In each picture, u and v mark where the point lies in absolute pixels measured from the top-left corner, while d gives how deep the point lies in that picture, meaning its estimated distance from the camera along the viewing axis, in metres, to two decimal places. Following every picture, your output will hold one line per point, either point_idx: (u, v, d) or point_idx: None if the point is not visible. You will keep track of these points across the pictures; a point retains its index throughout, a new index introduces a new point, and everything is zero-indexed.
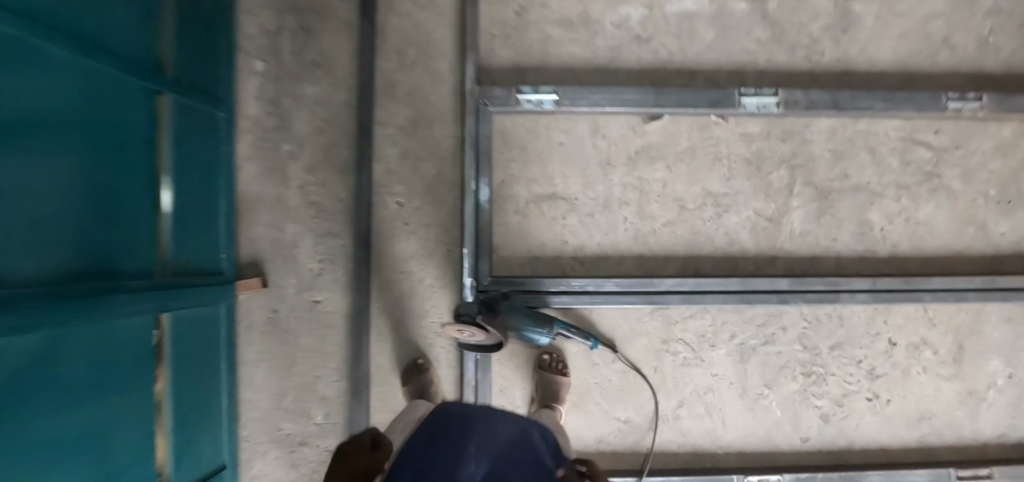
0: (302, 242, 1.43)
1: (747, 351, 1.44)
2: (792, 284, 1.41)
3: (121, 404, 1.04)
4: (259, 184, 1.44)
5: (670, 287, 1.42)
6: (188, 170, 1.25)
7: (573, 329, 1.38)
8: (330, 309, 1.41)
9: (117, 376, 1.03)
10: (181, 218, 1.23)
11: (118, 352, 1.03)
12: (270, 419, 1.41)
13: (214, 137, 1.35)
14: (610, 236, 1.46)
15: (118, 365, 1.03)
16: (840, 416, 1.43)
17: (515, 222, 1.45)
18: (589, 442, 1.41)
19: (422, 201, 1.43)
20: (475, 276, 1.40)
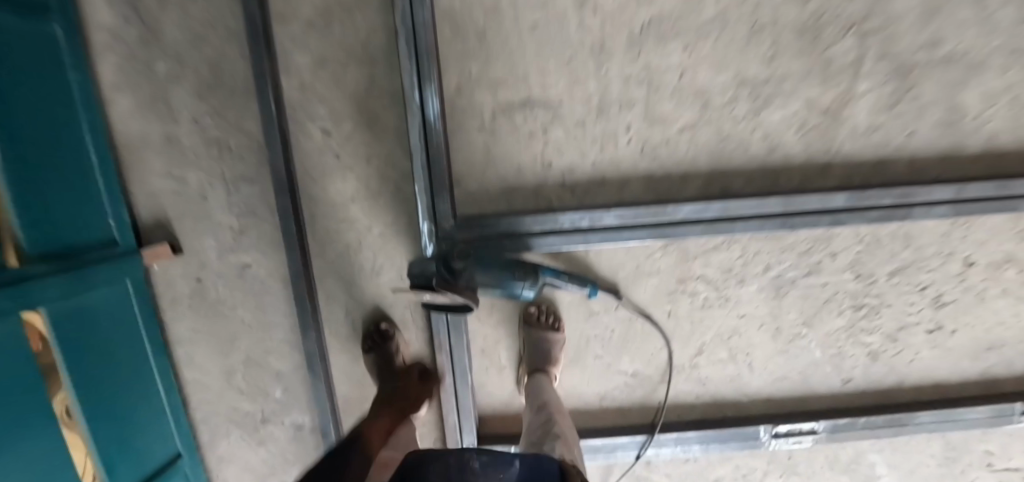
0: (211, 192, 1.10)
1: (783, 284, 1.16)
2: (847, 201, 1.10)
3: (3, 431, 0.88)
4: (139, 122, 1.08)
5: (686, 216, 1.10)
6: (27, 118, 0.95)
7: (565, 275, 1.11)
8: (263, 273, 1.14)
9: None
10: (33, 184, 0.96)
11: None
12: (222, 399, 1.20)
13: (49, 63, 0.98)
14: (609, 151, 1.11)
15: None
16: (890, 352, 1.20)
17: (481, 144, 1.10)
18: (591, 399, 1.20)
19: (355, 126, 1.07)
20: (434, 219, 1.10)
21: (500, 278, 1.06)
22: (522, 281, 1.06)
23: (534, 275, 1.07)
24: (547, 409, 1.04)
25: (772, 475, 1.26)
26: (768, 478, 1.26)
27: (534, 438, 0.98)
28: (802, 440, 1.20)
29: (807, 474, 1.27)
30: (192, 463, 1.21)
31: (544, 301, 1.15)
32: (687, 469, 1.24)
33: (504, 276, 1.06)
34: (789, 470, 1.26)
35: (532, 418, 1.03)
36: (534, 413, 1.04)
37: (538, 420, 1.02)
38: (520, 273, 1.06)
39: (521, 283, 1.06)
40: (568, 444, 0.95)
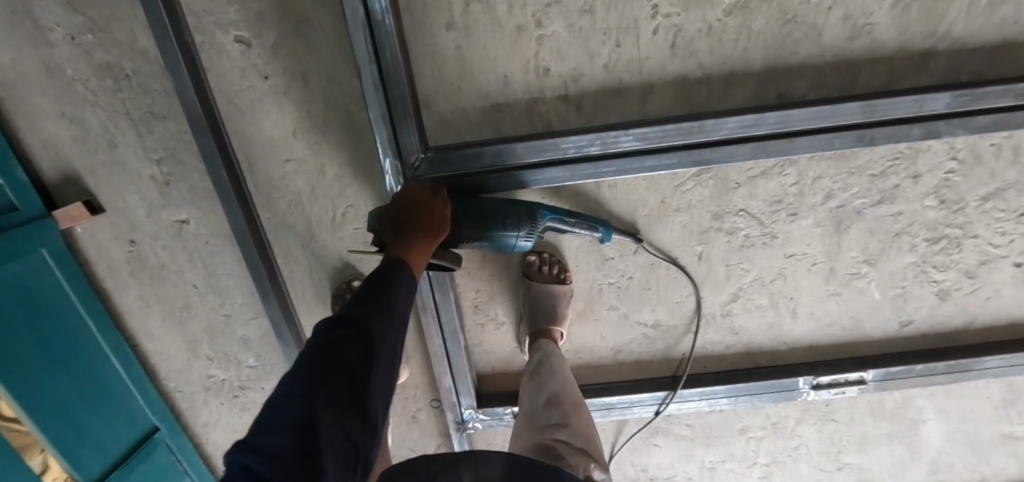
0: (119, 137, 0.86)
1: (847, 216, 0.92)
2: (949, 105, 0.81)
3: None
4: (3, 47, 0.79)
5: (729, 134, 0.82)
6: None
7: (572, 217, 0.86)
8: (205, 230, 0.94)
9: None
10: None
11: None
12: (191, 366, 1.06)
13: None
14: (627, 47, 0.80)
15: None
16: (965, 291, 0.98)
17: (453, 48, 0.80)
18: (604, 354, 1.05)
19: (281, 34, 0.78)
20: (397, 154, 0.84)
21: (488, 229, 0.82)
22: (518, 228, 0.82)
23: (532, 217, 0.83)
24: (560, 404, 0.88)
25: (805, 422, 1.12)
26: (800, 426, 1.13)
27: (549, 443, 0.83)
28: (846, 391, 1.05)
29: (845, 420, 1.12)
30: (173, 435, 1.10)
31: (543, 252, 0.95)
32: (710, 420, 1.12)
33: (493, 224, 0.82)
34: (825, 417, 1.12)
35: (542, 415, 0.88)
36: (544, 407, 0.88)
37: (548, 418, 0.87)
38: (513, 220, 0.82)
39: (514, 233, 0.82)
40: (592, 455, 0.82)
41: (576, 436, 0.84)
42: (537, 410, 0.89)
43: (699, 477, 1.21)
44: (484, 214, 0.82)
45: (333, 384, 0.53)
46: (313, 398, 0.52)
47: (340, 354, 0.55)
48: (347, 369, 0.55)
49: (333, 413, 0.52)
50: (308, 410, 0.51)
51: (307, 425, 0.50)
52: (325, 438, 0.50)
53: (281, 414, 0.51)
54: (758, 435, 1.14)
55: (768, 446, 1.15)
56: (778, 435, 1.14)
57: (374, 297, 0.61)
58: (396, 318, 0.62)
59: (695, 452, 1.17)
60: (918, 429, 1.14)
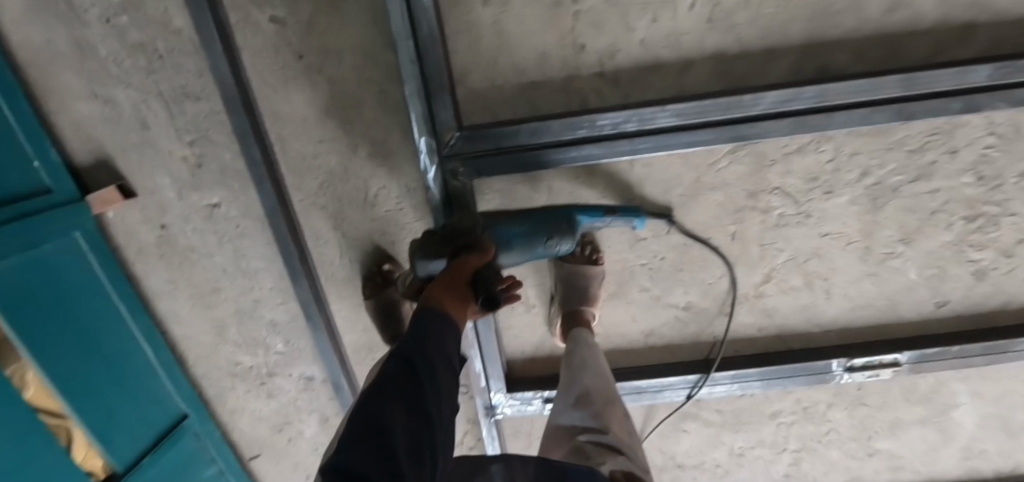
0: (152, 118, 0.86)
1: (883, 193, 0.91)
2: (990, 77, 0.80)
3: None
4: (39, 28, 0.79)
5: (767, 108, 0.81)
6: None
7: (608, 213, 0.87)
8: (235, 213, 0.93)
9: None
10: None
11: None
12: (218, 352, 1.06)
13: None
14: (665, 22, 0.79)
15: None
16: (1001, 270, 0.97)
17: (490, 24, 0.79)
18: (635, 337, 1.04)
19: (317, 11, 0.78)
20: (431, 131, 0.84)
21: (529, 244, 0.83)
22: (559, 241, 0.84)
23: (568, 232, 0.84)
24: (591, 402, 0.79)
25: (837, 407, 1.10)
26: (832, 411, 1.11)
27: (580, 445, 0.74)
28: (879, 373, 1.04)
29: (877, 405, 1.10)
30: (201, 421, 1.09)
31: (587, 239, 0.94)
32: (741, 405, 1.10)
33: (534, 237, 0.83)
34: (857, 402, 1.10)
35: (570, 415, 0.79)
36: (572, 407, 0.80)
37: (577, 419, 0.78)
38: (550, 231, 0.83)
39: (554, 245, 0.84)
40: (624, 453, 0.71)
41: (607, 434, 0.74)
42: (565, 410, 0.80)
43: (727, 464, 1.19)
44: (521, 231, 0.83)
45: (398, 397, 0.58)
46: (382, 406, 0.57)
47: (399, 369, 0.61)
48: (410, 384, 0.60)
49: (396, 417, 0.57)
50: (373, 414, 0.56)
51: (377, 427, 0.55)
52: (396, 440, 0.55)
53: (354, 420, 0.56)
54: (788, 420, 1.12)
55: (800, 432, 1.14)
56: (809, 420, 1.12)
57: (419, 327, 0.66)
58: (445, 345, 0.66)
59: (723, 438, 1.15)
60: (949, 413, 1.12)
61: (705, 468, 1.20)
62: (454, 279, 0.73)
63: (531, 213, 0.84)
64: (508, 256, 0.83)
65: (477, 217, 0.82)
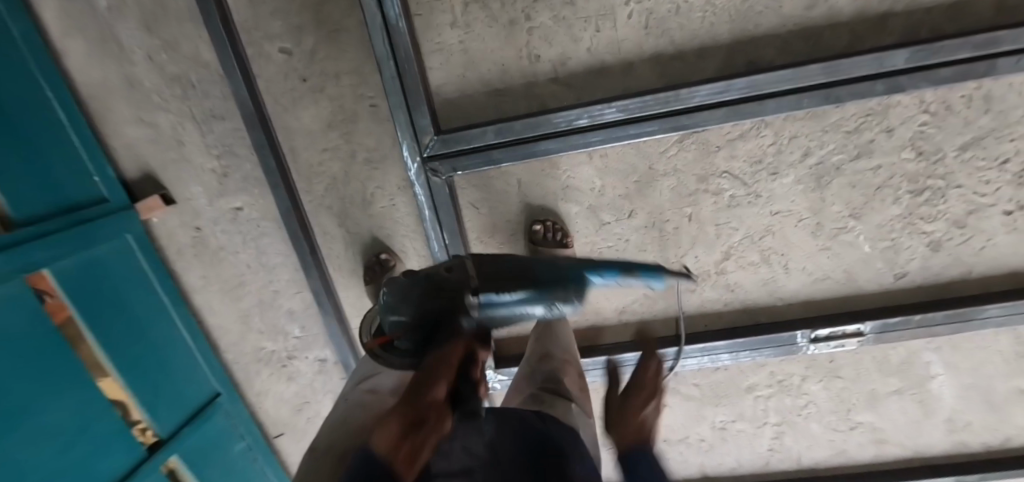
0: (187, 137, 1.04)
1: (827, 172, 0.99)
2: (909, 60, 0.88)
3: (75, 374, 0.97)
4: (97, 69, 0.99)
5: (703, 100, 0.92)
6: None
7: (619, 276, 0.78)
8: (256, 214, 1.09)
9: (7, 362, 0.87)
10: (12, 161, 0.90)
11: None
12: (246, 339, 1.21)
13: None
14: (607, 31, 0.92)
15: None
16: (956, 241, 1.03)
17: (458, 44, 0.94)
18: (610, 315, 1.15)
19: (315, 41, 0.95)
20: (414, 137, 0.98)
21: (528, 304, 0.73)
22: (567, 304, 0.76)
23: (576, 301, 0.76)
24: (551, 359, 0.90)
25: (812, 379, 1.17)
26: (806, 383, 1.17)
27: (537, 393, 0.82)
28: (844, 343, 1.10)
29: (851, 377, 1.16)
30: (232, 400, 1.24)
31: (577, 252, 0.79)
32: (717, 379, 1.18)
33: (531, 301, 0.73)
34: (830, 374, 1.16)
35: (534, 370, 0.89)
36: (536, 362, 0.90)
37: (540, 374, 0.87)
38: (553, 297, 0.74)
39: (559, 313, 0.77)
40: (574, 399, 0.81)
41: (560, 384, 0.85)
42: (530, 366, 0.90)
43: (712, 438, 1.26)
44: (519, 297, 0.72)
45: None
46: None
47: None
48: None
49: None
50: None
51: None
52: None
53: None
54: (765, 393, 1.19)
55: (777, 405, 1.20)
56: (786, 393, 1.19)
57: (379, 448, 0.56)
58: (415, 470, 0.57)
59: (704, 412, 1.23)
60: (926, 385, 1.16)
61: (691, 442, 1.28)
62: (450, 361, 0.65)
63: (540, 278, 0.74)
64: (499, 320, 0.73)
65: (471, 284, 0.71)
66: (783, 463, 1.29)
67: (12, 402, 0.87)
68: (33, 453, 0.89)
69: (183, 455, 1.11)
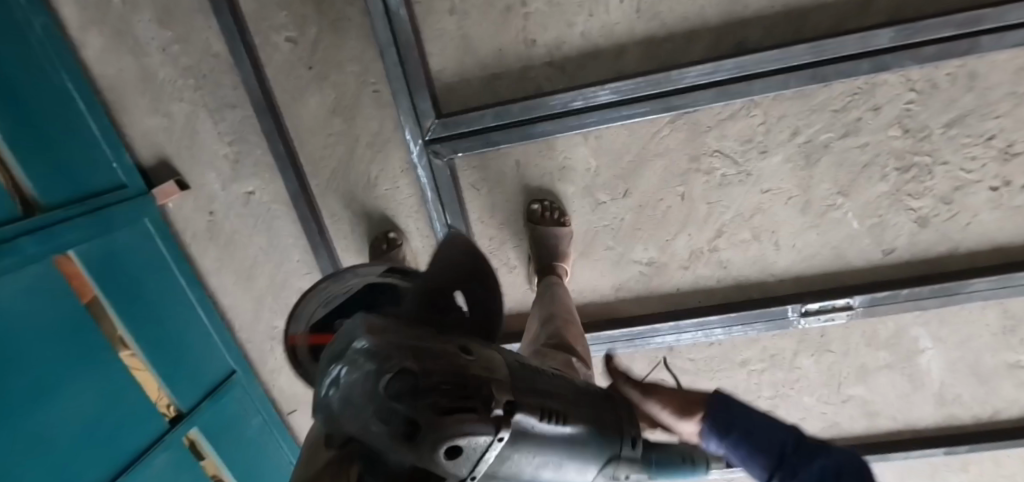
0: (199, 125, 1.09)
1: (815, 150, 1.02)
2: (893, 39, 0.91)
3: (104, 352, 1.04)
4: (113, 60, 1.04)
5: (693, 82, 0.95)
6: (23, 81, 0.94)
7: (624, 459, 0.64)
8: (267, 198, 1.14)
9: (40, 334, 0.94)
10: (36, 149, 0.95)
11: (26, 310, 0.93)
12: (260, 319, 1.27)
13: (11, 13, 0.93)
14: (600, 16, 0.95)
15: (29, 321, 0.93)
16: (943, 217, 1.06)
17: (456, 30, 0.98)
18: (607, 292, 1.19)
19: (321, 30, 0.99)
20: (416, 121, 1.03)
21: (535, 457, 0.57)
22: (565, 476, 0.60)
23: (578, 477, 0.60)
24: (553, 321, 0.95)
25: (803, 354, 1.21)
26: (798, 357, 1.22)
27: (539, 349, 0.88)
28: (834, 317, 1.14)
29: (842, 351, 1.20)
30: (247, 379, 1.30)
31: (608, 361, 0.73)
32: (713, 353, 1.23)
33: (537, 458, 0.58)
34: (821, 348, 1.20)
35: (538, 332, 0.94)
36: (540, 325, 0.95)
37: (544, 334, 0.93)
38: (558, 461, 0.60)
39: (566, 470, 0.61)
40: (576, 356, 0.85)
41: (564, 342, 0.89)
42: (537, 330, 0.96)
43: None
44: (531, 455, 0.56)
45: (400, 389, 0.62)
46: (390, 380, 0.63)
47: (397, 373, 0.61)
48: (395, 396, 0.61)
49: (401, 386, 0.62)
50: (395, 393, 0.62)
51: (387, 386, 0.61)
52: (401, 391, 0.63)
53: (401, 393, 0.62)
54: (757, 367, 1.24)
55: (770, 378, 1.25)
56: (777, 367, 1.23)
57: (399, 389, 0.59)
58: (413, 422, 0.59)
59: (699, 386, 1.27)
60: (915, 358, 1.19)
61: (687, 415, 1.32)
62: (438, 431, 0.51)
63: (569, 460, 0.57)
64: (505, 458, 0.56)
65: (461, 472, 0.50)
66: None
67: (44, 370, 0.94)
68: (65, 418, 0.95)
69: (199, 426, 1.17)
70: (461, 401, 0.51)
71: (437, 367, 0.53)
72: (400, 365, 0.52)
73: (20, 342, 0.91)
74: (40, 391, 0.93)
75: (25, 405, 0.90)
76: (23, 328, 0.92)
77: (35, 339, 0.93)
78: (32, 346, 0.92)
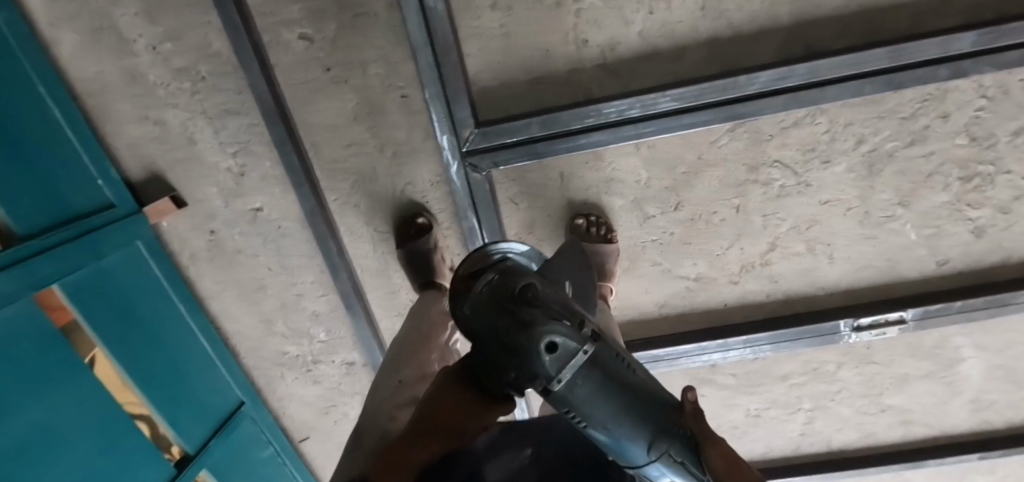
0: (197, 134, 0.95)
1: (879, 159, 0.95)
2: (976, 43, 0.82)
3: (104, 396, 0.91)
4: (92, 61, 0.90)
5: (762, 88, 0.87)
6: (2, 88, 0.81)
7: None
8: (277, 214, 1.02)
9: (17, 384, 0.79)
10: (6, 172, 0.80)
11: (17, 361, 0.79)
12: (269, 343, 1.17)
13: None
14: (660, 13, 0.85)
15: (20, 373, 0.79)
16: (999, 228, 1.00)
17: (497, 28, 0.86)
18: (650, 308, 1.13)
19: (340, 26, 0.86)
20: (452, 130, 0.92)
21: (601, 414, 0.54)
22: (622, 454, 0.54)
23: (632, 465, 0.53)
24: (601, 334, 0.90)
25: (846, 366, 1.17)
26: (841, 370, 1.18)
27: None
28: (886, 331, 1.10)
29: (885, 362, 1.16)
30: (256, 409, 1.20)
31: (688, 390, 0.55)
32: (754, 368, 1.19)
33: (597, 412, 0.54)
34: (865, 360, 1.16)
35: None
36: None
37: None
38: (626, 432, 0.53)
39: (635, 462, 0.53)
40: None
41: None
42: None
43: (745, 425, 1.29)
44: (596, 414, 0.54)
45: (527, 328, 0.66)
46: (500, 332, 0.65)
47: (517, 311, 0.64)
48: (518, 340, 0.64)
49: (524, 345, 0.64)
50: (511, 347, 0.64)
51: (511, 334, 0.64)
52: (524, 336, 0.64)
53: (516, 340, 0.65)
54: (800, 381, 1.20)
55: (811, 392, 1.21)
56: (820, 380, 1.19)
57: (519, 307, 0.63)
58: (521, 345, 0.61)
59: (739, 401, 1.24)
60: (957, 367, 1.16)
61: (724, 429, 1.30)
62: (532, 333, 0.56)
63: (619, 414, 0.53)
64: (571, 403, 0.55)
65: (550, 371, 0.54)
66: (813, 446, 1.31)
67: (25, 426, 0.79)
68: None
69: (209, 468, 1.07)
70: (565, 316, 0.56)
71: (562, 297, 0.59)
72: (530, 280, 0.59)
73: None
74: (20, 452, 0.77)
75: (0, 471, 0.75)
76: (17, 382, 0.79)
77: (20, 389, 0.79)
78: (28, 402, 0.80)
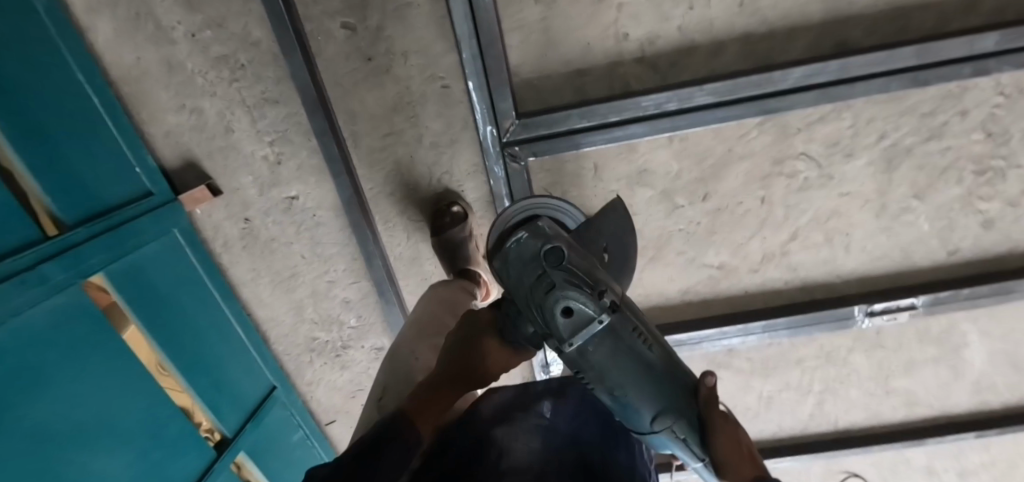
0: (235, 124, 0.96)
1: (898, 154, 0.99)
2: (998, 44, 0.86)
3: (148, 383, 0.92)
4: (130, 48, 0.89)
5: (795, 83, 0.90)
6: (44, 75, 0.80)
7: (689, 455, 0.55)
8: (311, 203, 1.04)
9: (68, 373, 0.80)
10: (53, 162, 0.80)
11: (66, 350, 0.80)
12: (299, 329, 1.19)
13: None
14: (699, 9, 0.87)
15: (69, 363, 0.80)
16: (1009, 220, 1.05)
17: (539, 20, 0.88)
18: (673, 295, 1.17)
19: (383, 16, 0.87)
20: (494, 120, 0.94)
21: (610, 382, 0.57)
22: (628, 418, 0.57)
23: (636, 430, 0.57)
24: None
25: (857, 351, 1.23)
26: (852, 355, 1.23)
27: None
28: (897, 316, 1.15)
29: (894, 347, 1.22)
30: (285, 393, 1.22)
31: (707, 377, 0.54)
32: (770, 352, 1.24)
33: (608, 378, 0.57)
34: (874, 345, 1.21)
35: None
36: None
37: None
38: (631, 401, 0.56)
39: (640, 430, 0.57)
40: None
41: None
42: None
43: (758, 407, 1.34)
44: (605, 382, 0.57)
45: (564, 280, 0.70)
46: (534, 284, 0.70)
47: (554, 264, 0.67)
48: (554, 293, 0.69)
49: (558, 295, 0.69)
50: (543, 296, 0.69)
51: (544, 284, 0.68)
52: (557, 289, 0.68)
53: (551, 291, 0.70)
54: (813, 364, 1.25)
55: (822, 375, 1.27)
56: (832, 364, 1.25)
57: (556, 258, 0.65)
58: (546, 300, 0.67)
59: (753, 383, 1.30)
60: (961, 352, 1.22)
61: (738, 411, 1.35)
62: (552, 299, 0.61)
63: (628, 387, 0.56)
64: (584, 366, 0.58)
65: (563, 335, 0.59)
66: (821, 426, 1.37)
67: (76, 415, 0.80)
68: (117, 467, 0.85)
69: (244, 451, 1.10)
70: (587, 283, 0.60)
71: (591, 264, 0.63)
72: (558, 243, 0.63)
73: (42, 381, 0.76)
74: (73, 439, 0.79)
75: (59, 457, 0.76)
76: (67, 372, 0.80)
77: (70, 377, 0.80)
78: (78, 391, 0.81)
